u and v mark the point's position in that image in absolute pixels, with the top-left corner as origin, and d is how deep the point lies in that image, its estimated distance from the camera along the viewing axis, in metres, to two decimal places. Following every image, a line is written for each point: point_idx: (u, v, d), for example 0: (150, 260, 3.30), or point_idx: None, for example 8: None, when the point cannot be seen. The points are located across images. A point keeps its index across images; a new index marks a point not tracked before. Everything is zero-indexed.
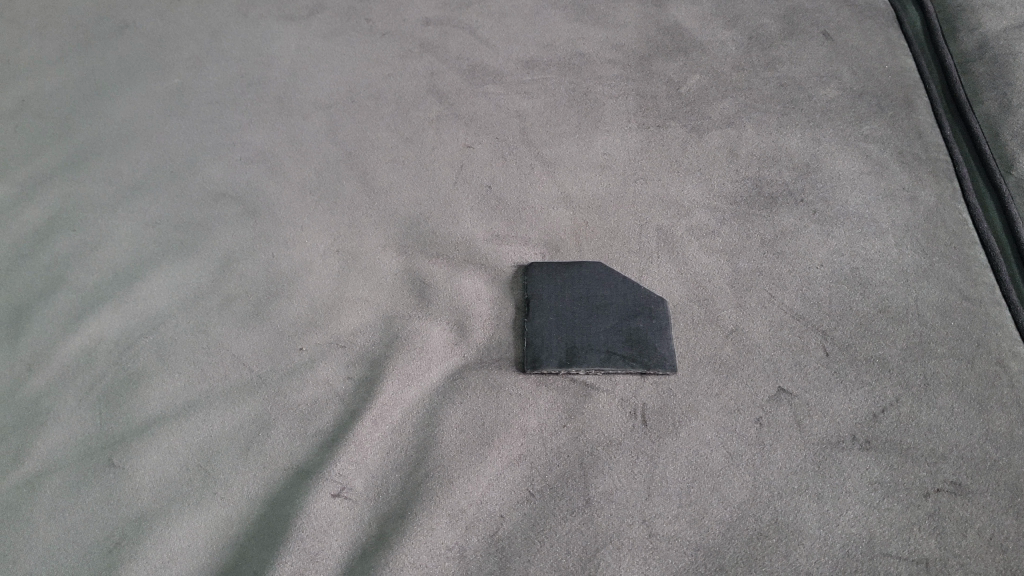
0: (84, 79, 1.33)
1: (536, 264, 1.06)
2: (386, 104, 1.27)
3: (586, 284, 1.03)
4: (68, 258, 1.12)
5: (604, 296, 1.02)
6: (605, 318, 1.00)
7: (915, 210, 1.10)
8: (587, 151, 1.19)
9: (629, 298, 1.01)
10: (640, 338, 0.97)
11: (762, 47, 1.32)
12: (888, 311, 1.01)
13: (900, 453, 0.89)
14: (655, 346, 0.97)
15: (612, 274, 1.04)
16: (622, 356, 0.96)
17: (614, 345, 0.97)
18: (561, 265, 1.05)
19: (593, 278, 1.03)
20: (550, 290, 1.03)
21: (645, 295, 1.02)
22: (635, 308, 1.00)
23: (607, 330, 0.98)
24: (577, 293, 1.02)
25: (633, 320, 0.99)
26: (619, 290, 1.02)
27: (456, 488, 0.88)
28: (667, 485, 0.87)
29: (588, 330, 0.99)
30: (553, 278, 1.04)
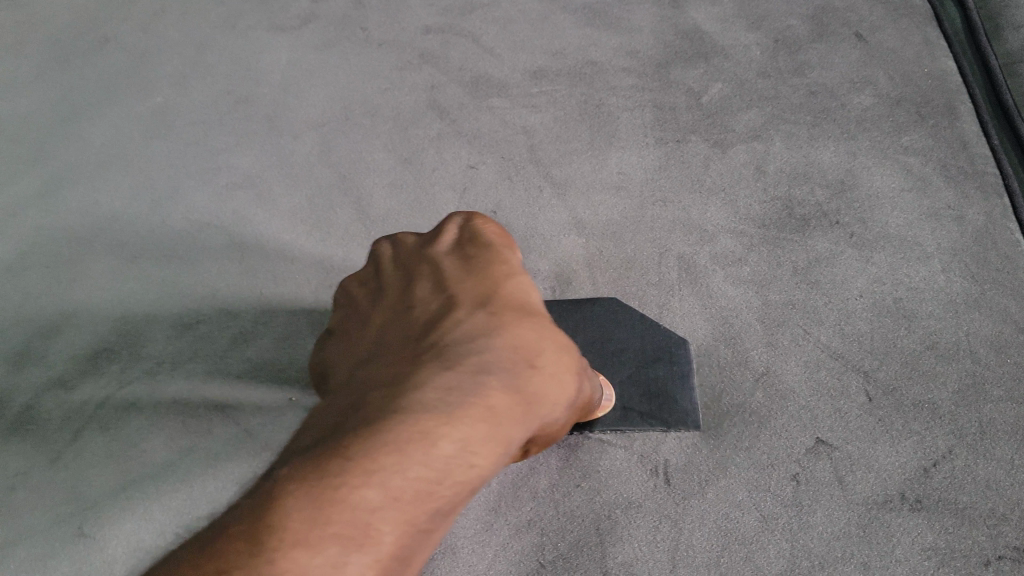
0: (62, 99, 1.24)
1: (544, 305, 0.96)
2: (382, 122, 1.19)
3: (601, 328, 0.93)
4: (40, 298, 1.04)
5: (621, 338, 0.92)
6: (620, 367, 0.90)
7: (963, 231, 1.00)
8: (601, 171, 1.10)
9: (648, 340, 0.92)
10: (659, 390, 0.88)
11: (790, 51, 1.21)
12: (937, 348, 0.91)
13: (955, 514, 0.79)
14: (676, 399, 0.88)
15: (630, 315, 0.94)
16: (640, 413, 0.86)
17: (631, 400, 0.87)
18: (573, 304, 0.95)
19: (608, 319, 0.94)
20: (560, 329, 0.93)
21: (665, 339, 0.92)
22: (653, 352, 0.91)
23: (623, 382, 0.89)
24: (591, 337, 0.92)
25: (651, 367, 0.90)
26: (637, 330, 0.93)
27: (460, 560, 0.80)
28: (693, 555, 0.78)
29: (602, 382, 0.89)
30: (563, 322, 0.93)
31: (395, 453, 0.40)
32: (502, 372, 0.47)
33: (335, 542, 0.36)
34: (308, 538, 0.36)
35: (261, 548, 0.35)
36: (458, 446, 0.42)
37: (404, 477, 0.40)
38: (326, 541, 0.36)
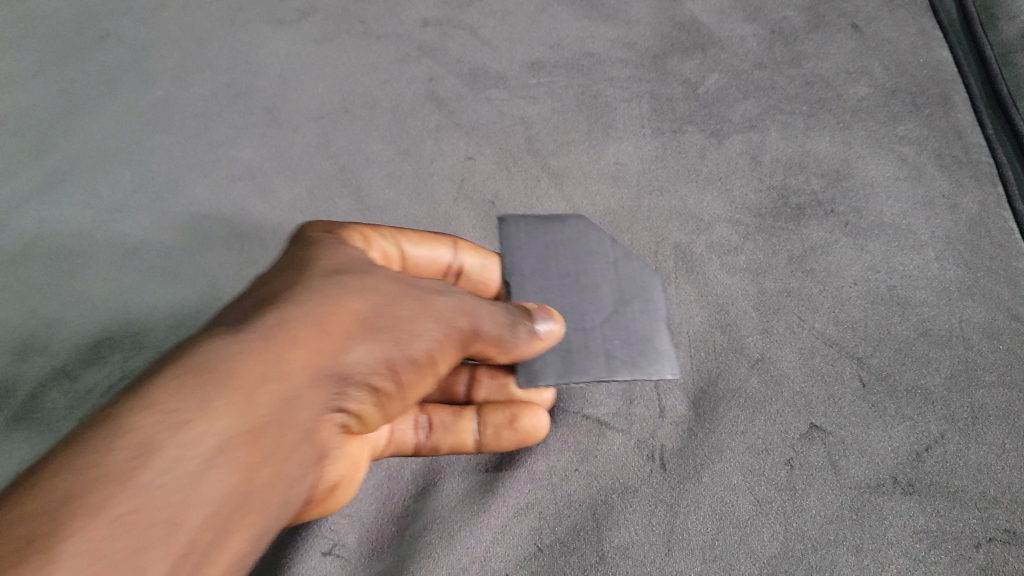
0: (63, 92, 1.25)
1: (511, 219, 0.92)
2: (382, 113, 1.20)
3: (571, 258, 0.91)
4: (43, 289, 1.05)
5: (592, 277, 0.89)
6: (596, 308, 0.87)
7: (957, 219, 1.01)
8: (599, 162, 1.11)
9: (621, 278, 0.90)
10: (637, 333, 0.85)
11: (787, 42, 1.22)
12: (931, 335, 0.92)
13: (947, 497, 0.80)
14: (660, 343, 0.85)
15: (602, 245, 0.92)
16: (624, 361, 0.83)
17: (613, 347, 0.84)
18: (541, 221, 0.93)
19: (577, 244, 0.92)
20: (528, 267, 0.89)
21: (641, 271, 0.90)
22: (630, 292, 0.89)
23: (602, 327, 0.86)
24: (562, 267, 0.90)
25: (628, 307, 0.87)
26: (607, 271, 0.90)
27: (458, 543, 0.81)
28: (689, 537, 0.79)
29: (579, 323, 0.86)
30: (531, 246, 0.91)
31: (150, 446, 0.53)
32: (205, 361, 0.60)
33: (76, 520, 0.48)
34: (86, 519, 0.49)
35: (52, 539, 0.47)
36: (152, 414, 0.55)
37: (97, 475, 0.50)
38: (97, 522, 0.49)
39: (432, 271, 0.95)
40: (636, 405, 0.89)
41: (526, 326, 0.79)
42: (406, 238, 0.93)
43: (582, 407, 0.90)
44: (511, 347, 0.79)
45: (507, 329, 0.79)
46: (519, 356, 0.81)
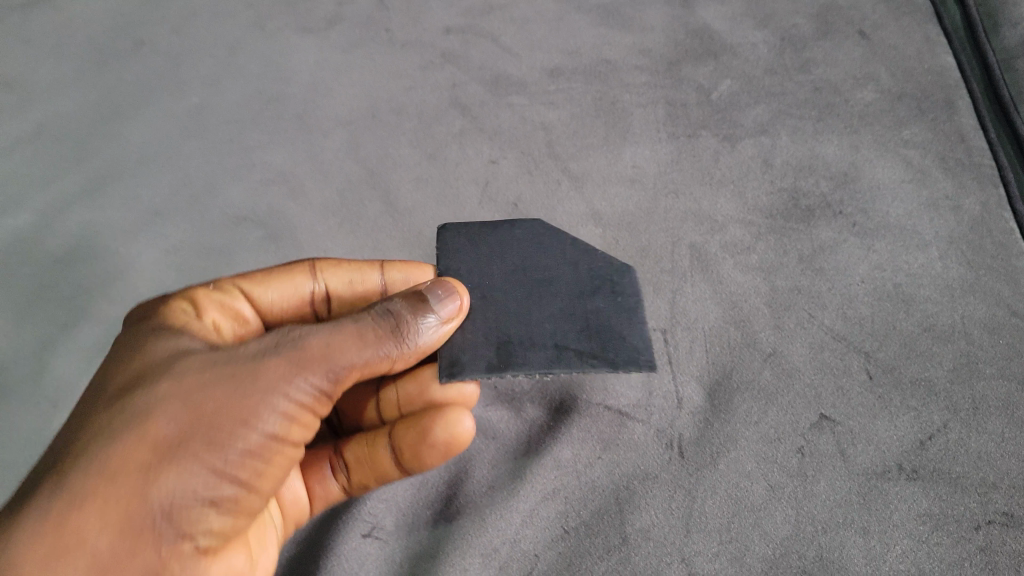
0: (102, 100, 1.30)
1: (452, 227, 0.92)
2: (408, 119, 1.25)
3: (522, 255, 0.89)
4: (89, 289, 1.11)
5: (552, 268, 0.88)
6: (551, 299, 0.84)
7: (960, 220, 1.06)
8: (616, 165, 1.16)
9: (582, 271, 0.87)
10: (601, 322, 0.82)
11: (796, 49, 1.27)
12: (934, 330, 0.96)
13: (949, 483, 0.85)
14: (625, 336, 0.81)
15: (561, 242, 0.90)
16: (580, 353, 0.79)
17: (568, 338, 0.80)
18: (487, 226, 0.93)
19: (529, 241, 0.91)
20: (474, 265, 0.88)
21: (603, 266, 0.88)
22: (591, 286, 0.86)
23: (556, 318, 0.82)
24: (511, 263, 0.88)
25: (589, 299, 0.84)
26: (568, 259, 0.88)
27: (490, 525, 0.87)
28: (706, 520, 0.84)
29: (528, 318, 0.82)
30: (477, 247, 0.90)
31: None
32: (109, 448, 0.65)
33: None
34: None
35: None
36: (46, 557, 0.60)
37: None
38: None
39: (295, 301, 0.99)
40: (654, 396, 0.95)
41: (433, 316, 0.77)
42: (248, 285, 0.95)
43: (603, 399, 0.96)
44: (413, 344, 0.77)
45: (410, 323, 0.77)
46: (427, 351, 0.80)
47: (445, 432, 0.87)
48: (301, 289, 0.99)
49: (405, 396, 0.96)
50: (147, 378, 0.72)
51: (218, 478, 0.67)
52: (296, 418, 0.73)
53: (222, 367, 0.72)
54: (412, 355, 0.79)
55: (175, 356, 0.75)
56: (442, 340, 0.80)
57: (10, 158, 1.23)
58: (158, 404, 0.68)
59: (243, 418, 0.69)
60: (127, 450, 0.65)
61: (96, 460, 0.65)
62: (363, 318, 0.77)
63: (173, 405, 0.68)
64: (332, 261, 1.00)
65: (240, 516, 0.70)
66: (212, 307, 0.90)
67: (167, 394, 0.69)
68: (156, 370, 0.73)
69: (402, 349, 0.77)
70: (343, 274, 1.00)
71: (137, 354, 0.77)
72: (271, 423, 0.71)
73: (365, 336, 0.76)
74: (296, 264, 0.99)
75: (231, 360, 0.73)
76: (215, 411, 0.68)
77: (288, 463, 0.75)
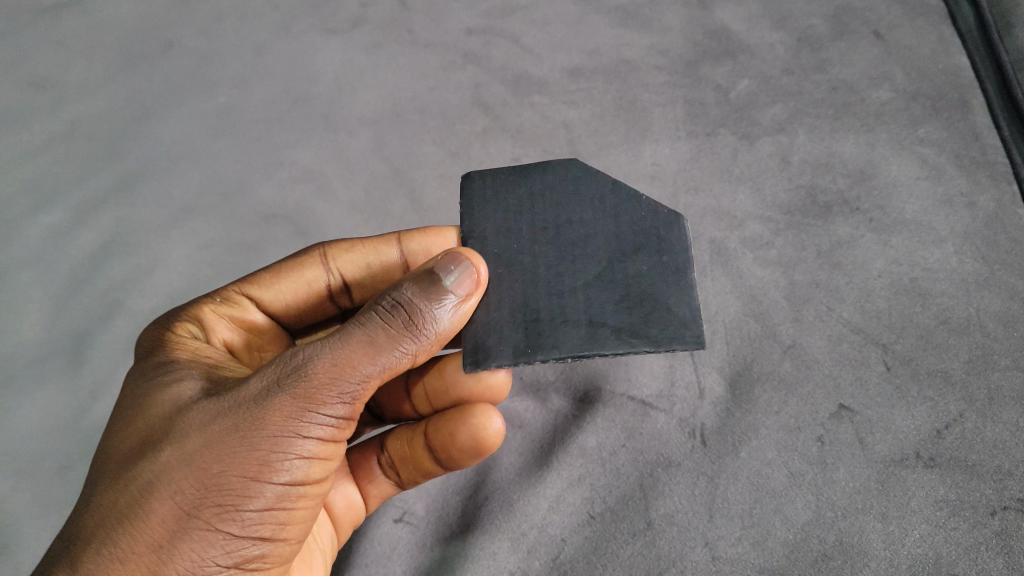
0: (132, 100, 1.31)
1: (477, 177, 0.86)
2: (431, 118, 1.28)
3: (554, 207, 0.83)
4: (124, 283, 1.14)
5: (587, 223, 0.81)
6: (586, 265, 0.79)
7: (975, 216, 1.07)
8: (636, 163, 1.20)
9: (623, 225, 0.80)
10: (638, 294, 0.77)
11: (813, 48, 1.29)
12: (950, 323, 0.98)
13: (965, 470, 0.87)
14: (669, 307, 0.76)
15: (599, 188, 0.83)
16: (615, 331, 0.75)
17: (604, 313, 0.76)
18: (516, 172, 0.86)
19: (564, 188, 0.84)
20: (503, 223, 0.83)
21: (646, 216, 0.81)
22: (634, 243, 0.80)
23: (592, 288, 0.78)
24: (543, 218, 0.82)
25: (631, 261, 0.79)
26: (606, 213, 0.82)
27: (518, 511, 0.90)
28: (729, 506, 0.87)
29: (560, 288, 0.78)
30: (506, 200, 0.84)
31: None
32: (138, 494, 0.65)
33: None
34: None
35: None
36: None
37: None
38: None
39: (310, 294, 1.01)
40: (677, 387, 0.98)
41: (451, 297, 0.72)
42: (254, 287, 0.98)
43: (627, 388, 0.99)
44: (434, 331, 0.72)
45: (425, 310, 0.71)
46: (454, 332, 0.74)
47: (474, 433, 0.84)
48: (316, 281, 1.00)
49: (431, 392, 0.93)
50: (158, 433, 0.69)
51: (235, 540, 0.67)
52: (320, 450, 0.70)
53: (228, 415, 0.68)
54: (435, 342, 0.73)
55: (185, 397, 0.72)
56: (467, 316, 0.75)
57: (43, 156, 1.25)
58: (164, 473, 0.66)
59: (254, 475, 0.66)
60: (138, 534, 0.64)
61: (109, 545, 0.64)
62: (369, 318, 0.71)
63: (177, 473, 0.66)
64: (341, 247, 1.01)
65: (273, 558, 0.71)
66: (221, 324, 0.94)
67: (173, 460, 0.66)
68: (167, 420, 0.70)
69: (421, 343, 0.72)
70: (357, 259, 1.01)
71: (157, 393, 0.75)
72: (287, 471, 0.68)
73: (377, 342, 0.70)
74: (305, 257, 1.00)
75: (238, 403, 0.68)
76: (221, 475, 0.66)
77: (323, 488, 0.73)
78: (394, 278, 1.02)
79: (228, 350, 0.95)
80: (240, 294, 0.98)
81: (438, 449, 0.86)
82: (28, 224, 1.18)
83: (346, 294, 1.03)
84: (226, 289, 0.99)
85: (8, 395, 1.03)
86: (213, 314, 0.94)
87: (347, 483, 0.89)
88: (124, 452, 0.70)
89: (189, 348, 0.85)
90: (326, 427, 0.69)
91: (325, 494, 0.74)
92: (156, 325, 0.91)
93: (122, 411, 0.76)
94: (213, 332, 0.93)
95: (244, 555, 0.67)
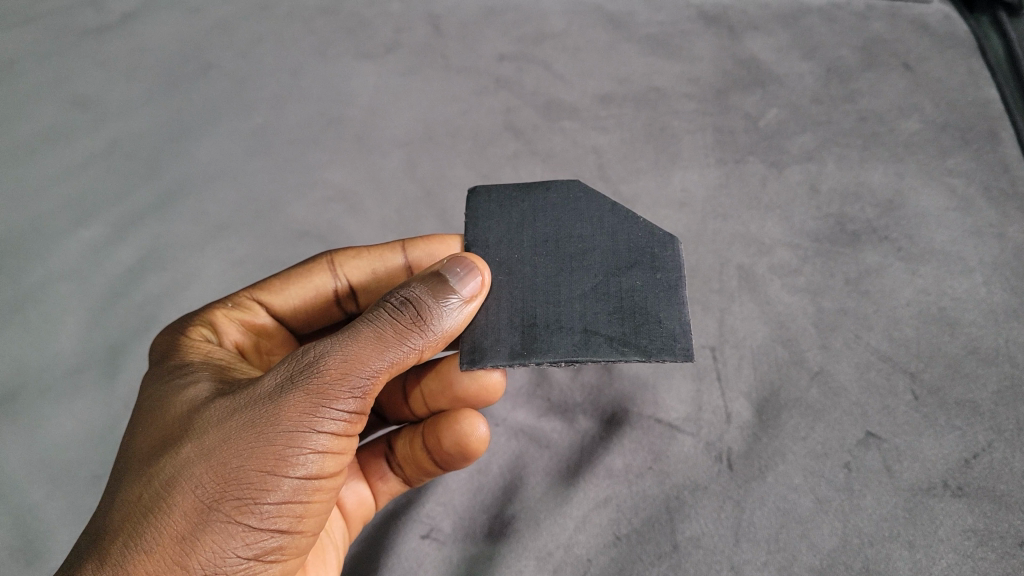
0: (171, 119, 1.34)
1: (482, 192, 0.90)
2: (463, 141, 1.30)
3: (555, 222, 0.86)
4: (159, 297, 1.15)
5: (586, 237, 0.85)
6: (583, 276, 0.82)
7: (1004, 247, 1.07)
8: (666, 188, 1.21)
9: (620, 242, 0.84)
10: (634, 304, 0.79)
11: (842, 80, 1.30)
12: (979, 353, 0.98)
13: (994, 500, 0.86)
14: (660, 320, 0.78)
15: (599, 206, 0.86)
16: (607, 338, 0.77)
17: (597, 323, 0.79)
18: (521, 190, 0.90)
19: (564, 206, 0.87)
20: (505, 233, 0.87)
21: (644, 236, 0.83)
22: (629, 259, 0.82)
23: (588, 298, 0.80)
24: (544, 232, 0.86)
25: (626, 276, 0.81)
26: (604, 228, 0.85)
27: (544, 530, 0.91)
28: (755, 530, 0.87)
29: (556, 297, 0.81)
30: (509, 213, 0.88)
31: None
32: (158, 491, 0.68)
33: None
34: None
35: None
36: None
37: None
38: None
39: (317, 299, 1.03)
40: (703, 411, 0.98)
41: (455, 297, 0.77)
42: (264, 292, 1.01)
43: (654, 411, 0.99)
44: (440, 328, 0.76)
45: (432, 309, 0.76)
46: (457, 332, 0.79)
47: (461, 436, 0.90)
48: (323, 287, 1.02)
49: (429, 394, 0.97)
50: (178, 432, 0.71)
51: (255, 533, 0.68)
52: (335, 445, 0.72)
53: (246, 411, 0.71)
54: (441, 340, 0.77)
55: (201, 398, 0.75)
56: (470, 318, 0.80)
57: (84, 173, 1.28)
58: (184, 468, 0.68)
59: (272, 468, 0.69)
60: (162, 527, 0.66)
61: (134, 539, 0.66)
62: (378, 316, 0.76)
63: (198, 468, 0.68)
64: (348, 254, 1.03)
65: (290, 552, 0.72)
66: (231, 327, 0.97)
67: (193, 456, 0.68)
68: (184, 420, 0.72)
69: (427, 339, 0.76)
70: (363, 266, 1.02)
71: (173, 397, 0.77)
72: (303, 465, 0.70)
73: (385, 338, 0.74)
74: (314, 263, 1.02)
75: (254, 401, 0.71)
76: (240, 469, 0.68)
77: (336, 484, 0.75)
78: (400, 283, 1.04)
79: (239, 351, 0.98)
80: (251, 299, 1.00)
81: (431, 450, 0.92)
82: (67, 239, 1.20)
83: (352, 298, 1.05)
84: (237, 293, 1.01)
85: (44, 403, 1.05)
86: (224, 318, 0.97)
87: (357, 480, 0.96)
88: (144, 453, 0.72)
89: (202, 351, 0.88)
90: (340, 422, 0.72)
91: (340, 491, 0.76)
92: (169, 331, 0.94)
93: (140, 416, 0.78)
94: (224, 335, 0.96)
95: (264, 548, 0.69)
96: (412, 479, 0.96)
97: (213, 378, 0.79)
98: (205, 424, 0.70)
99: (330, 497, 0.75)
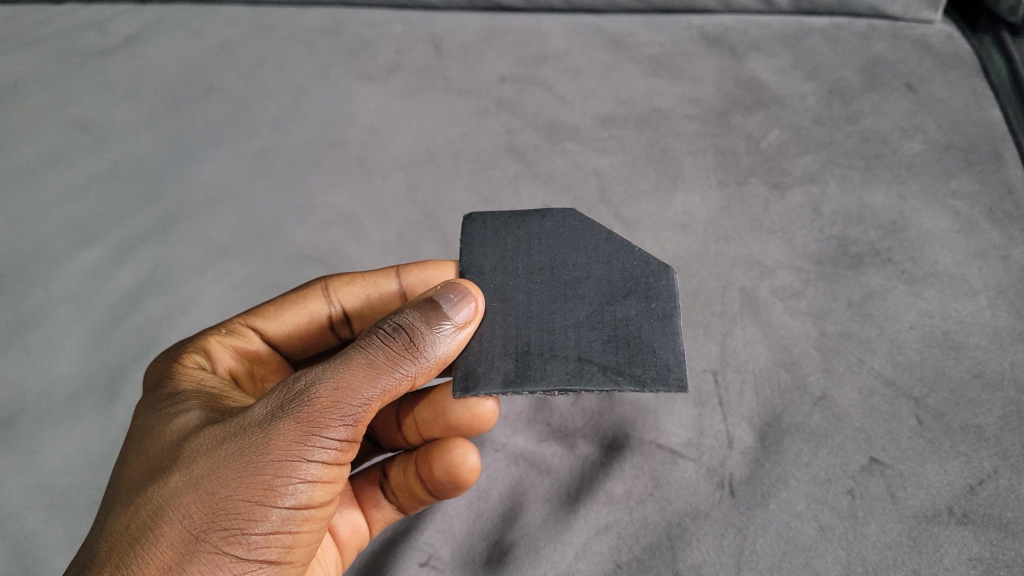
0: (172, 141, 1.34)
1: (477, 217, 0.89)
2: (464, 163, 1.30)
3: (550, 250, 0.86)
4: (159, 320, 1.15)
5: (580, 265, 0.84)
6: (577, 304, 0.81)
7: (1008, 270, 1.06)
8: (668, 210, 1.20)
9: (615, 271, 0.83)
10: (630, 333, 0.79)
11: (844, 100, 1.29)
12: (984, 378, 0.97)
13: (1000, 528, 0.85)
14: (654, 350, 0.78)
15: (594, 235, 0.86)
16: (601, 367, 0.77)
17: (592, 351, 0.78)
18: (517, 216, 0.89)
19: (560, 233, 0.87)
20: (498, 260, 0.86)
21: (639, 265, 0.83)
22: (624, 287, 0.82)
23: (582, 325, 0.80)
24: (539, 259, 0.85)
25: (620, 305, 0.81)
26: (599, 256, 0.85)
27: (544, 558, 0.90)
28: (757, 559, 0.86)
29: (551, 325, 0.80)
30: (503, 238, 0.87)
31: None
32: (146, 521, 0.67)
33: None
34: None
35: None
36: None
37: None
38: None
39: (311, 325, 1.02)
40: (705, 436, 0.97)
41: (448, 323, 0.76)
42: (258, 318, 1.00)
43: (655, 437, 0.98)
44: (434, 355, 0.76)
45: (425, 335, 0.75)
46: (450, 359, 0.78)
47: (452, 464, 0.90)
48: (317, 312, 1.02)
49: (422, 422, 0.98)
50: (166, 461, 0.71)
51: (242, 563, 0.68)
52: (325, 474, 0.72)
53: (235, 439, 0.70)
54: (434, 367, 0.77)
55: (191, 426, 0.74)
56: (463, 344, 0.79)
57: (85, 196, 1.28)
58: (172, 499, 0.67)
59: (260, 498, 0.68)
60: (149, 557, 0.66)
61: (120, 570, 0.65)
62: (370, 343, 0.75)
63: (186, 497, 0.67)
64: (343, 280, 1.02)
65: None
66: (225, 354, 0.96)
67: (181, 485, 0.68)
68: (173, 448, 0.72)
69: (420, 366, 0.75)
70: (358, 292, 1.02)
71: (163, 424, 0.77)
72: (293, 494, 0.69)
73: (377, 364, 0.74)
74: (308, 289, 1.02)
75: (244, 429, 0.70)
76: (228, 499, 0.67)
77: (327, 513, 0.74)
78: (394, 309, 1.03)
79: (233, 378, 0.97)
80: (245, 325, 0.99)
81: (423, 478, 0.91)
82: (68, 262, 1.20)
83: (346, 323, 1.04)
84: (231, 319, 1.00)
85: (43, 429, 1.04)
86: (218, 345, 0.96)
87: (351, 508, 0.96)
88: (132, 483, 0.71)
89: (195, 379, 0.87)
90: (330, 450, 0.71)
91: (330, 519, 0.75)
92: (162, 359, 0.93)
93: (131, 444, 0.77)
94: (218, 362, 0.95)
95: None
96: (407, 508, 0.96)
97: (203, 405, 0.79)
98: (195, 451, 0.70)
99: (321, 526, 0.74)
